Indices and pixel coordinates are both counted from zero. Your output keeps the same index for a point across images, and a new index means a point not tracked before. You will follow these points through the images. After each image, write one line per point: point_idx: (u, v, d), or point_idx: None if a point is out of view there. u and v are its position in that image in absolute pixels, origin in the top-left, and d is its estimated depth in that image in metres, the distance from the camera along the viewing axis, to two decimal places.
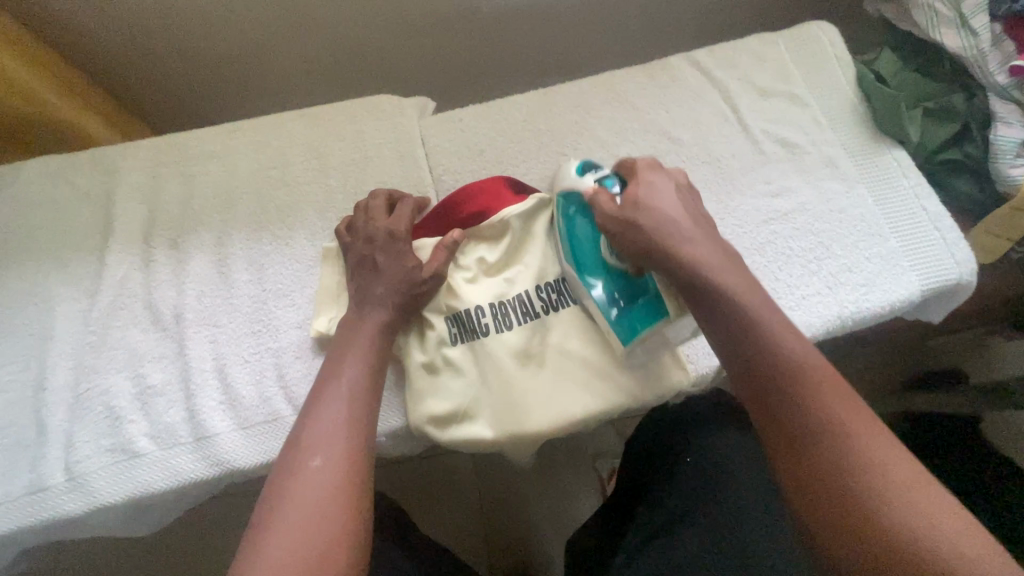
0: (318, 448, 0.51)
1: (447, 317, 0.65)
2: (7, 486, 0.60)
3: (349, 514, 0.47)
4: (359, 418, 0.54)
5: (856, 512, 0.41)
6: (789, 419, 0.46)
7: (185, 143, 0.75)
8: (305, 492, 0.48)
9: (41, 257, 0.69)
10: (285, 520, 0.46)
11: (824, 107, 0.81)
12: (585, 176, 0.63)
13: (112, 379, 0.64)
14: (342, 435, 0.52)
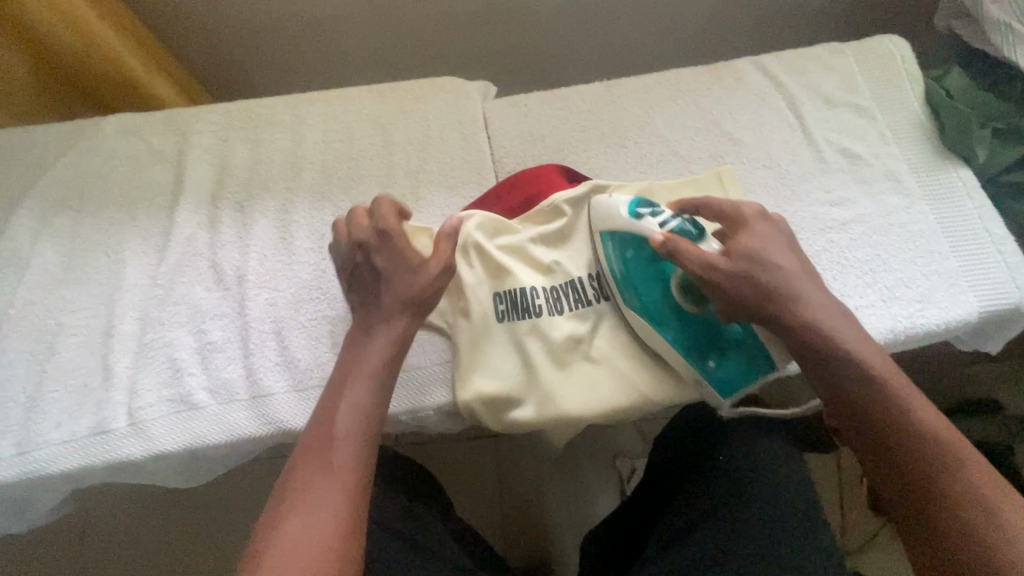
0: (325, 461, 0.51)
1: (493, 293, 0.66)
2: (72, 426, 0.62)
3: (343, 516, 0.48)
4: (365, 428, 0.54)
5: (925, 500, 0.48)
6: (861, 416, 0.51)
7: (256, 110, 0.77)
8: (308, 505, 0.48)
9: (114, 211, 0.71)
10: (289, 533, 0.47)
11: (889, 120, 0.81)
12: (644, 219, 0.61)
13: (175, 333, 0.66)
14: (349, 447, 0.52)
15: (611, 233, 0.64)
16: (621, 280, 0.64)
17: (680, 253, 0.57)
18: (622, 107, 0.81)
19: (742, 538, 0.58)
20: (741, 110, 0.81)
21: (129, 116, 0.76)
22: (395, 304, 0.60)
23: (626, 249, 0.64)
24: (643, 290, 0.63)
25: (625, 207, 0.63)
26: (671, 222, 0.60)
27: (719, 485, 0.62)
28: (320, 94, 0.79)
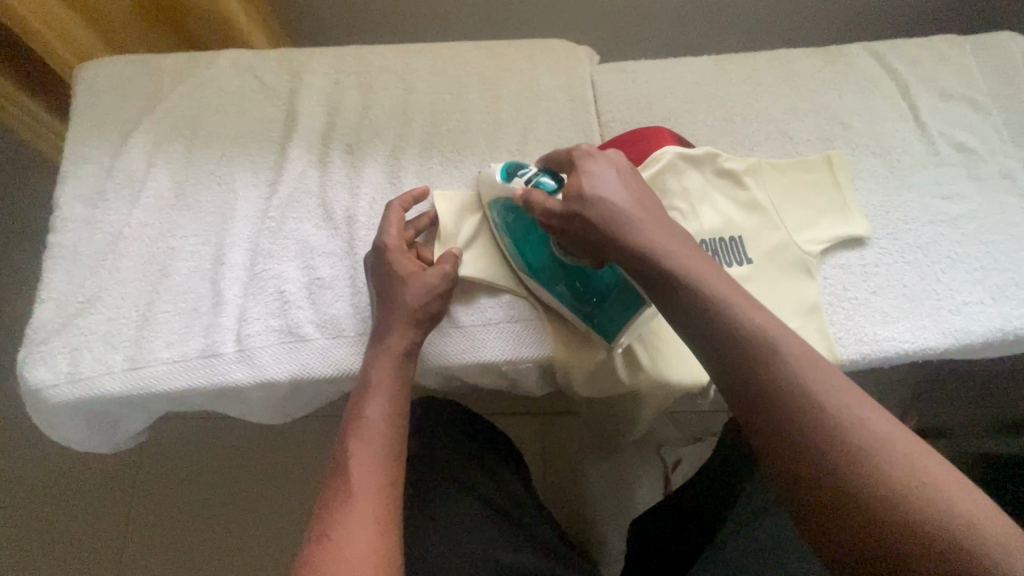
0: (354, 453, 0.52)
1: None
2: (181, 347, 0.62)
3: (378, 522, 0.48)
4: (391, 422, 0.55)
5: (856, 509, 0.40)
6: (777, 428, 0.44)
7: (368, 56, 0.78)
8: (344, 492, 0.49)
9: (228, 142, 0.72)
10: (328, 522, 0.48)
11: (1004, 117, 0.79)
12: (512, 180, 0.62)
13: (284, 266, 0.66)
14: (376, 440, 0.53)
15: (502, 204, 0.65)
16: (512, 248, 0.65)
17: (537, 210, 0.57)
18: (730, 82, 0.80)
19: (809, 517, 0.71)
20: (851, 95, 0.80)
21: (243, 50, 0.77)
22: (403, 318, 0.59)
23: (515, 226, 0.64)
24: (526, 251, 0.64)
25: (497, 174, 0.63)
26: (531, 177, 0.60)
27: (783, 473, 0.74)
28: (431, 46, 0.79)
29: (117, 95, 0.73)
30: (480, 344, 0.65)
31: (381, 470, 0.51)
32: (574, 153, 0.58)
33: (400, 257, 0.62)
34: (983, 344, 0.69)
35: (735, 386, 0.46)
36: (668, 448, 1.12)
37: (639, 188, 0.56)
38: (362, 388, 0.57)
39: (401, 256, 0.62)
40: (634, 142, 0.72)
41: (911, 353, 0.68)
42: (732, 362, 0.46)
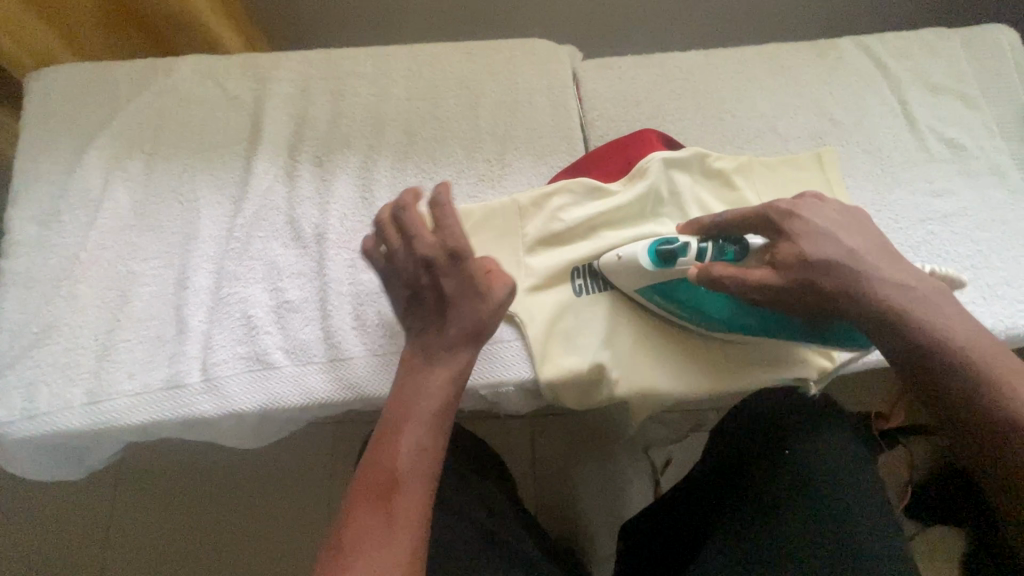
0: (373, 504, 0.45)
1: (572, 266, 0.64)
2: (144, 378, 0.60)
3: None
4: (422, 464, 0.48)
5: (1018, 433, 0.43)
6: (932, 368, 0.47)
7: (337, 58, 0.73)
8: (373, 517, 0.45)
9: (189, 155, 0.68)
10: (352, 544, 0.44)
11: (995, 111, 0.77)
12: (672, 254, 0.57)
13: (251, 289, 0.63)
14: (414, 457, 0.47)
15: (646, 289, 0.59)
16: (698, 319, 0.60)
17: (722, 281, 0.53)
18: (718, 79, 0.77)
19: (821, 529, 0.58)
20: (843, 91, 0.77)
21: (204, 56, 0.72)
22: (443, 344, 0.51)
23: (673, 300, 0.59)
24: (699, 314, 0.59)
25: (644, 259, 0.58)
26: (710, 249, 0.56)
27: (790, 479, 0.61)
28: (404, 46, 0.75)
29: (70, 108, 0.68)
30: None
31: (416, 494, 0.46)
32: (773, 214, 0.54)
33: (423, 235, 0.52)
34: None
35: (893, 338, 0.48)
36: (657, 450, 1.10)
37: (836, 217, 0.54)
38: (408, 392, 0.50)
39: (421, 234, 0.52)
40: (624, 146, 0.68)
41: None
42: (892, 324, 0.48)
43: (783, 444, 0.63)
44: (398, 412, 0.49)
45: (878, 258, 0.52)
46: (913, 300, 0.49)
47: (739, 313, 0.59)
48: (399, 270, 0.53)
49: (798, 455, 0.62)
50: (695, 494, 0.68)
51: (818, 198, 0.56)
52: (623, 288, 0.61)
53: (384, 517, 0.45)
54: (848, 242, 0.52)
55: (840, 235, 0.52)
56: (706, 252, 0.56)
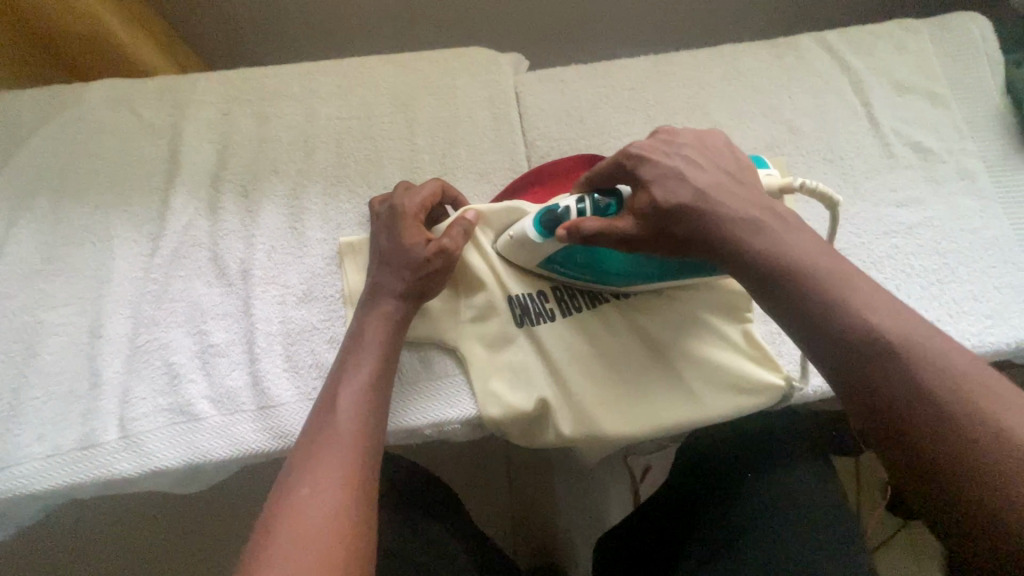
0: (314, 483, 0.45)
1: (508, 296, 0.60)
2: (55, 439, 0.55)
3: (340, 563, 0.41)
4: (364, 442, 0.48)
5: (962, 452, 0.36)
6: (873, 373, 0.39)
7: (263, 81, 0.69)
8: (306, 514, 0.43)
9: (100, 192, 0.63)
10: (281, 548, 0.41)
11: (962, 109, 0.73)
12: (548, 232, 0.54)
13: (172, 334, 0.59)
14: (346, 451, 0.47)
15: (546, 262, 0.58)
16: (593, 281, 0.58)
17: (597, 236, 0.50)
18: (671, 86, 0.73)
19: (776, 555, 0.59)
20: (802, 94, 0.74)
21: (117, 82, 0.67)
22: (377, 328, 0.54)
23: (577, 263, 0.57)
24: (601, 274, 0.58)
25: (532, 231, 0.55)
26: (587, 206, 0.52)
27: (746, 506, 0.63)
28: (337, 64, 0.71)
29: None
30: (398, 399, 0.59)
31: (353, 484, 0.45)
32: (625, 160, 0.52)
33: (411, 224, 0.56)
34: None
35: (823, 339, 0.42)
36: (636, 460, 1.02)
37: (694, 153, 0.52)
38: (345, 378, 0.51)
39: (414, 225, 0.56)
40: (568, 169, 0.63)
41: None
42: (789, 301, 0.44)
43: (746, 474, 0.65)
44: (327, 412, 0.49)
45: (736, 190, 0.49)
46: (809, 250, 0.45)
47: (634, 265, 0.57)
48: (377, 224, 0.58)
49: (760, 485, 0.64)
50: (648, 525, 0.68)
51: (667, 136, 0.53)
52: (525, 265, 0.60)
53: (319, 511, 0.43)
54: (698, 181, 0.49)
55: (692, 172, 0.50)
56: (583, 210, 0.52)
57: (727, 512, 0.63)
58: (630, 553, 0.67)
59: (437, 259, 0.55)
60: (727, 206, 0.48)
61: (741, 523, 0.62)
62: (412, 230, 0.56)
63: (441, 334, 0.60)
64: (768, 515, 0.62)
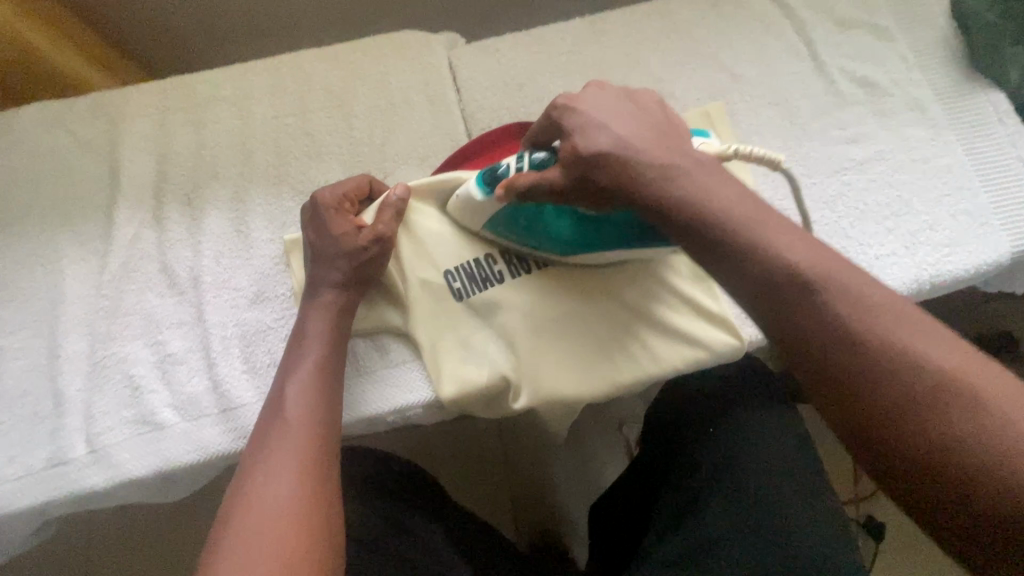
0: (263, 470, 0.46)
1: (447, 271, 0.60)
2: (26, 459, 0.56)
3: (295, 539, 0.43)
4: (312, 426, 0.49)
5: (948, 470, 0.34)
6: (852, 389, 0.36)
7: (194, 86, 0.68)
8: (270, 505, 0.44)
9: (44, 217, 0.63)
10: (242, 547, 0.42)
11: (908, 39, 0.71)
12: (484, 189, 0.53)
13: (130, 347, 0.60)
14: (300, 443, 0.48)
15: (489, 224, 0.57)
16: (531, 245, 0.58)
17: (529, 190, 0.49)
18: (609, 46, 0.72)
19: (744, 503, 0.59)
20: (742, 41, 0.72)
21: (50, 104, 0.67)
22: (318, 323, 0.54)
23: (517, 227, 0.56)
24: (544, 237, 0.56)
25: (475, 190, 0.54)
26: (523, 163, 0.50)
27: (719, 458, 0.62)
28: (267, 62, 0.70)
29: None
30: (354, 390, 0.60)
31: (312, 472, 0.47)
32: (551, 112, 0.49)
33: (335, 214, 0.56)
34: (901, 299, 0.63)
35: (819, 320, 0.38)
36: (628, 426, 1.00)
37: (627, 109, 0.49)
38: (287, 372, 0.52)
39: (339, 215, 0.56)
40: (499, 139, 0.63)
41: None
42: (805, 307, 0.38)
43: (710, 427, 0.64)
44: (278, 408, 0.49)
45: None
46: (725, 192, 0.43)
47: (558, 230, 0.55)
48: (307, 218, 0.57)
49: (721, 439, 0.63)
50: (631, 488, 0.69)
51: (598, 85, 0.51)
52: (473, 228, 0.59)
53: (283, 501, 0.44)
54: (617, 128, 0.47)
55: (616, 123, 0.47)
56: (520, 168, 0.50)
57: (701, 467, 0.62)
58: (618, 515, 0.70)
59: (374, 247, 0.56)
60: (623, 132, 0.47)
61: (711, 476, 0.61)
62: (343, 222, 0.56)
63: (395, 322, 0.60)
64: (741, 464, 0.61)
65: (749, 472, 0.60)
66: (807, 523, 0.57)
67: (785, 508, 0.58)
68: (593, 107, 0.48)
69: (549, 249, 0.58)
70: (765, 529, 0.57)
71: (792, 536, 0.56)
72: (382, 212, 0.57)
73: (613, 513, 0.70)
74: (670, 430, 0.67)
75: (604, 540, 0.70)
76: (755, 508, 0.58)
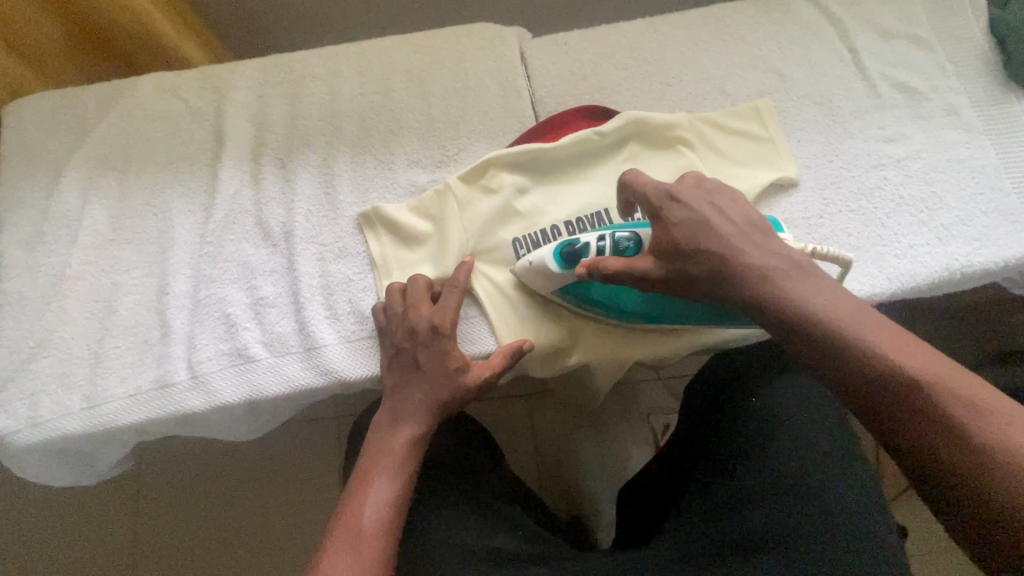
0: (393, 422, 0.58)
1: (515, 239, 0.66)
2: (135, 380, 0.64)
3: (401, 484, 0.55)
4: (431, 398, 0.59)
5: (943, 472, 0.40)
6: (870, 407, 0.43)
7: (292, 64, 0.76)
8: (378, 448, 0.57)
9: (158, 171, 0.72)
10: (366, 475, 0.55)
11: (947, 50, 0.77)
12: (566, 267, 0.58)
13: (227, 289, 0.67)
14: (421, 408, 0.59)
15: (557, 291, 0.62)
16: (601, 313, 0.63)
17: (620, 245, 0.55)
18: (666, 44, 0.78)
19: (780, 467, 0.62)
20: (790, 45, 0.78)
21: (166, 75, 0.76)
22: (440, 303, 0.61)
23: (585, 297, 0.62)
24: (612, 309, 0.62)
25: (551, 262, 0.59)
26: (607, 245, 0.56)
27: (753, 423, 0.66)
28: (356, 45, 0.78)
29: (42, 137, 0.73)
30: None
31: (382, 488, 0.54)
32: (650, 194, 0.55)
33: (420, 303, 0.61)
34: (933, 286, 0.68)
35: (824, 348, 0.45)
36: (657, 415, 1.06)
37: (710, 198, 0.54)
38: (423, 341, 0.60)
39: (423, 301, 0.62)
40: (563, 121, 0.71)
41: (894, 292, 0.67)
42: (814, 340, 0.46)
43: (751, 394, 0.68)
44: (384, 431, 0.58)
45: None
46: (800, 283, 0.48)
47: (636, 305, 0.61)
48: (389, 305, 0.63)
49: (761, 405, 0.67)
50: (670, 457, 0.75)
51: (695, 181, 0.55)
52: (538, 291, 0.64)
53: (385, 452, 0.57)
54: (718, 225, 0.52)
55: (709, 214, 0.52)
56: (602, 248, 0.57)
57: (736, 432, 0.67)
58: (654, 481, 0.76)
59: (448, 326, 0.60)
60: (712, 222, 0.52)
61: (746, 440, 0.65)
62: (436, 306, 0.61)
63: None
64: (774, 428, 0.65)
65: (782, 438, 0.64)
66: (840, 491, 0.60)
67: (817, 475, 0.61)
68: (686, 198, 0.53)
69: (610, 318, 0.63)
70: (796, 491, 0.60)
71: (826, 502, 0.59)
72: (450, 296, 0.61)
73: (651, 480, 0.77)
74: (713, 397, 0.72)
75: (643, 505, 0.76)
76: (787, 473, 0.62)
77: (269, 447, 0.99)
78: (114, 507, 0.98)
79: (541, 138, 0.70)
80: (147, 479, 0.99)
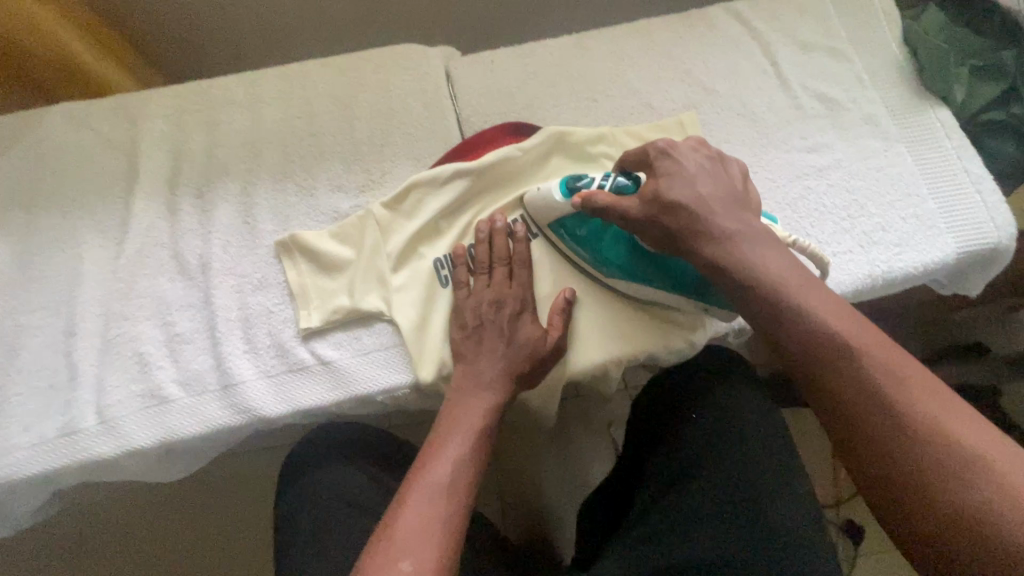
0: (448, 447, 0.53)
1: (436, 259, 0.66)
2: (39, 428, 0.60)
3: (457, 513, 0.48)
4: (486, 426, 0.55)
5: (899, 483, 0.41)
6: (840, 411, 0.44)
7: (210, 88, 0.74)
8: (431, 474, 0.50)
9: (67, 205, 0.69)
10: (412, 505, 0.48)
11: (864, 60, 0.78)
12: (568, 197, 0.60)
13: (141, 327, 0.64)
14: (469, 434, 0.54)
15: (554, 224, 0.63)
16: (589, 258, 0.62)
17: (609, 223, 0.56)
18: (592, 60, 0.78)
19: (721, 491, 0.61)
20: (713, 58, 0.79)
21: (77, 103, 0.73)
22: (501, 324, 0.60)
23: (580, 237, 0.62)
24: (602, 256, 0.62)
25: (557, 192, 0.61)
26: (608, 183, 0.58)
27: (692, 443, 0.65)
28: (278, 68, 0.76)
29: None
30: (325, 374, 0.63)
31: (448, 525, 0.47)
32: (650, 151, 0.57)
33: (487, 318, 0.60)
34: (856, 293, 0.69)
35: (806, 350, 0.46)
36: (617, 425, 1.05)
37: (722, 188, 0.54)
38: (473, 372, 0.58)
39: (505, 318, 0.61)
40: (486, 138, 0.70)
41: None
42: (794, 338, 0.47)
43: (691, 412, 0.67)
44: (438, 454, 0.52)
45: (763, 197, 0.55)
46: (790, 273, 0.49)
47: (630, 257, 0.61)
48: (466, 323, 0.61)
49: (699, 429, 0.65)
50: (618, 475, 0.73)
51: (698, 143, 0.58)
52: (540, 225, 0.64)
53: (435, 477, 0.50)
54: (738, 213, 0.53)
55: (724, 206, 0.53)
56: (604, 185, 0.58)
57: (676, 453, 0.65)
58: (602, 501, 0.74)
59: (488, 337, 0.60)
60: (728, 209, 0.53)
61: (686, 461, 0.64)
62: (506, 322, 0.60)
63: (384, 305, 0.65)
64: (713, 447, 0.63)
65: (719, 455, 0.63)
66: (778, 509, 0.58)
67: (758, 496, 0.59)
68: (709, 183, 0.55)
69: (594, 264, 0.62)
70: (737, 516, 0.59)
71: (764, 526, 0.57)
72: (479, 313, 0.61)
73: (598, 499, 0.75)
74: (655, 415, 0.70)
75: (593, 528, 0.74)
76: (729, 496, 0.60)
77: (210, 483, 0.95)
78: (46, 556, 0.93)
79: (462, 156, 0.69)
80: (80, 524, 0.94)
